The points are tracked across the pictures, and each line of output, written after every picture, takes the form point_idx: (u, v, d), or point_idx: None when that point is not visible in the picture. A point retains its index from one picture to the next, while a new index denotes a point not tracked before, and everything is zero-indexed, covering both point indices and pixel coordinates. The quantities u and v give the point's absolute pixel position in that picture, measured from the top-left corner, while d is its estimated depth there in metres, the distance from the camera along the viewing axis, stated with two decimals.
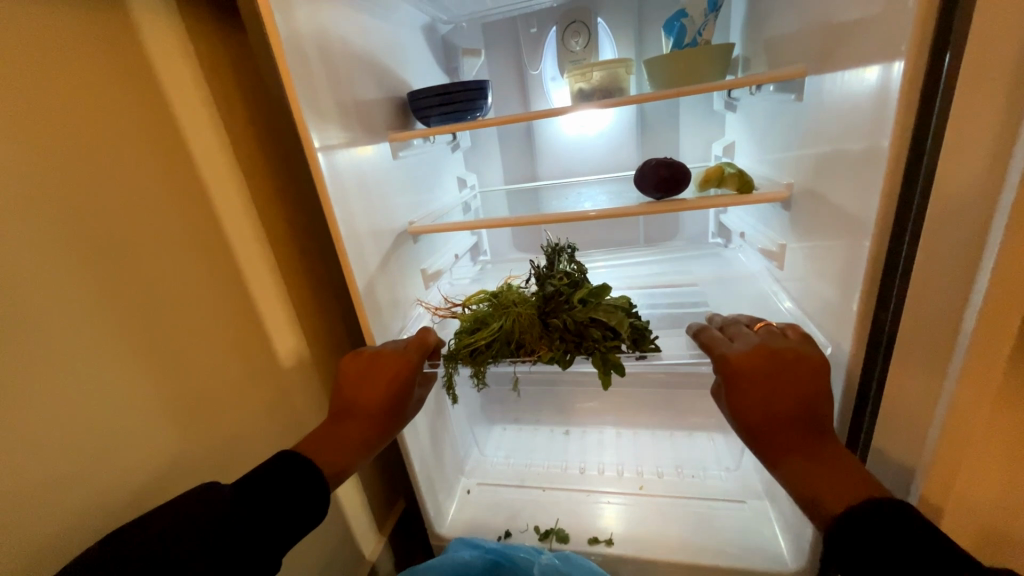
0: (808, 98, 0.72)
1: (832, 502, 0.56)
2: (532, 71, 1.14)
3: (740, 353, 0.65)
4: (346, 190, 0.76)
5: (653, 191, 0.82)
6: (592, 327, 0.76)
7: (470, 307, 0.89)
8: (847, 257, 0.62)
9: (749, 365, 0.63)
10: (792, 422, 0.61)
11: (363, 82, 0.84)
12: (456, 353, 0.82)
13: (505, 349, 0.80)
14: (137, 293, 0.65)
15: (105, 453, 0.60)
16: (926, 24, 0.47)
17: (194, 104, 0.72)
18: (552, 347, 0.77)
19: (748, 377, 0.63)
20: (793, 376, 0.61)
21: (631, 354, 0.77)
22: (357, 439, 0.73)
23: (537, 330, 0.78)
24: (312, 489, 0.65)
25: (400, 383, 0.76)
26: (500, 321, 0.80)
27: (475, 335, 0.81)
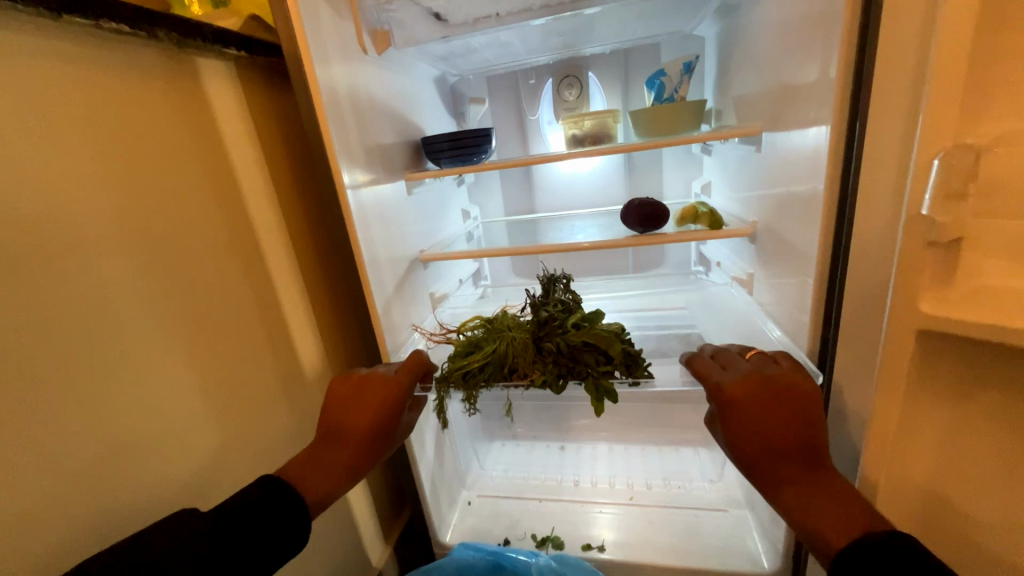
0: (765, 149, 0.85)
1: (836, 537, 0.58)
2: (530, 117, 1.27)
3: (736, 384, 0.67)
4: (369, 222, 0.87)
5: (637, 226, 0.93)
6: (585, 352, 0.85)
7: (466, 331, 0.97)
8: (799, 284, 0.73)
9: (746, 397, 0.66)
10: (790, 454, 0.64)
11: (384, 128, 0.96)
12: (448, 376, 0.89)
13: (498, 372, 0.87)
14: (193, 310, 0.74)
15: (160, 451, 0.69)
16: (844, 101, 0.59)
17: (243, 148, 0.83)
18: (543, 371, 0.85)
19: (743, 407, 0.66)
20: (788, 408, 0.64)
21: (625, 380, 0.85)
22: (340, 467, 0.76)
23: (530, 355, 0.86)
24: (296, 515, 0.68)
25: (387, 412, 0.80)
26: (494, 344, 0.89)
27: (468, 358, 0.89)
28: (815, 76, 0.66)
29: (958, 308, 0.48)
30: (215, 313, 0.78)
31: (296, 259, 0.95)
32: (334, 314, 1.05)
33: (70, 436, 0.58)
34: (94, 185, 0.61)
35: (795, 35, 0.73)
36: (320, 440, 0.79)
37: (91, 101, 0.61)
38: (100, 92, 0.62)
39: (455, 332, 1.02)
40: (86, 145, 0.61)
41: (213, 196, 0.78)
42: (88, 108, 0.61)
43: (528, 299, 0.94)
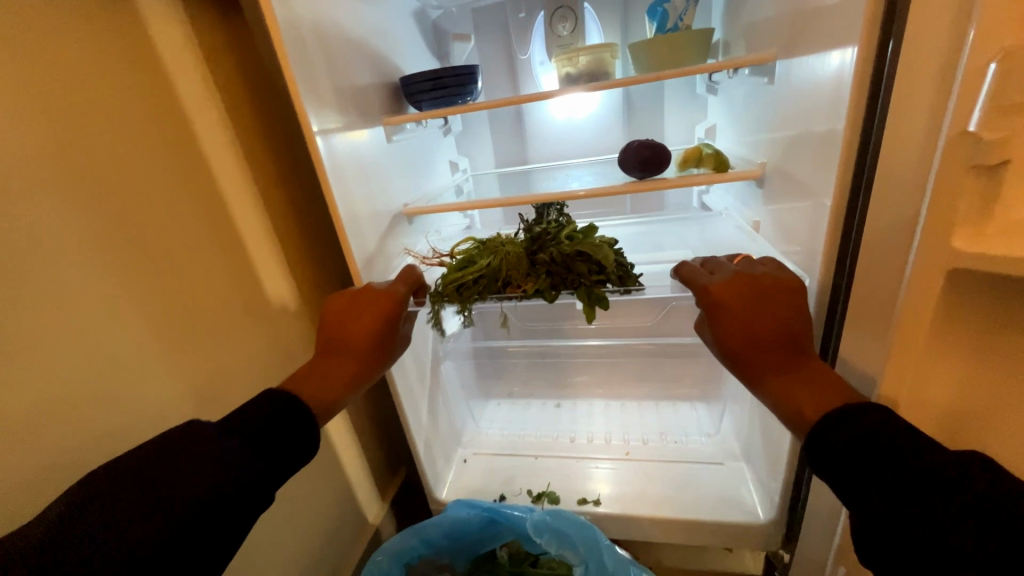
0: (780, 81, 0.76)
1: (813, 413, 0.59)
2: (521, 56, 1.17)
3: (721, 283, 0.67)
4: (344, 171, 0.80)
5: (636, 171, 0.86)
6: (577, 261, 0.86)
7: (457, 254, 0.95)
8: (811, 229, 0.67)
9: (732, 290, 0.66)
10: (774, 342, 0.64)
11: (357, 67, 0.86)
12: (442, 292, 0.89)
13: (492, 286, 0.87)
14: (159, 268, 0.69)
15: (135, 415, 0.66)
16: (877, 12, 0.51)
17: (199, 88, 0.74)
18: (537, 282, 0.87)
19: (729, 303, 0.66)
20: (772, 297, 0.65)
21: (618, 290, 0.86)
22: (345, 376, 0.76)
23: (523, 269, 0.87)
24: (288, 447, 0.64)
25: (387, 319, 0.80)
26: (488, 259, 0.89)
27: (463, 272, 0.89)
28: None
29: (998, 248, 0.43)
30: (184, 272, 0.73)
31: (271, 215, 0.88)
32: (318, 273, 1.00)
33: (26, 402, 0.54)
34: (26, 128, 0.54)
35: None
36: (321, 355, 0.78)
37: (8, 27, 0.53)
38: (18, 16, 0.54)
39: (447, 257, 1.01)
40: (10, 80, 0.53)
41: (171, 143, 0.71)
42: (8, 34, 0.53)
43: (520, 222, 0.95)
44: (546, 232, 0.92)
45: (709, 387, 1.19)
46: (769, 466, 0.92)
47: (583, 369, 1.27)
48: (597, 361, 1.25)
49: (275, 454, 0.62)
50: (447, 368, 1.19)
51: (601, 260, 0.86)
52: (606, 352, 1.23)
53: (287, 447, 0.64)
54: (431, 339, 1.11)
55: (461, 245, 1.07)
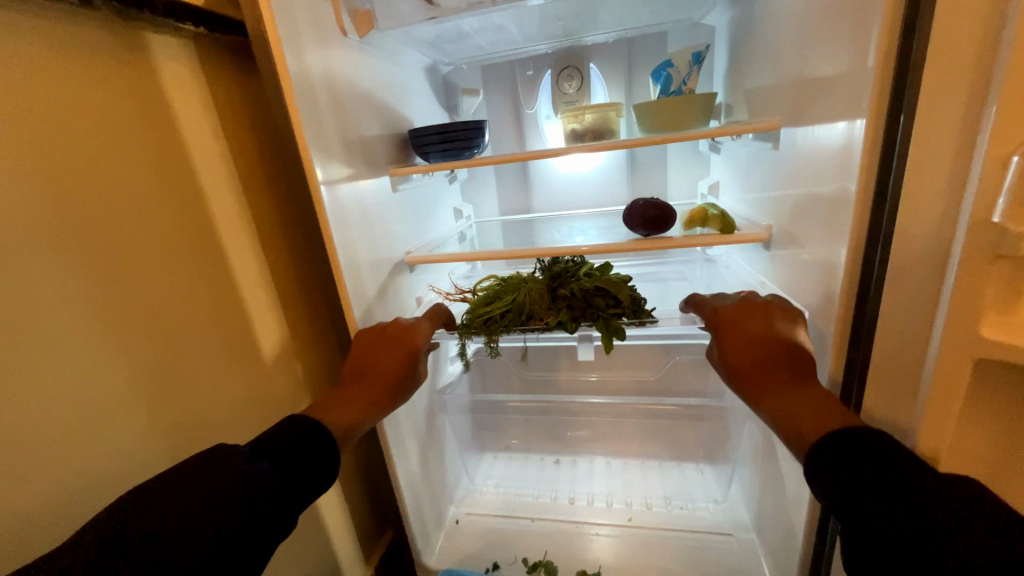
0: (784, 147, 0.77)
1: (810, 431, 0.56)
2: (527, 110, 1.20)
3: (724, 307, 0.74)
4: (347, 221, 0.79)
5: (641, 229, 0.85)
6: (596, 295, 0.89)
7: (481, 290, 0.99)
8: (824, 296, 0.66)
9: (735, 313, 0.72)
10: (774, 359, 0.65)
11: (368, 120, 0.88)
12: (470, 324, 0.91)
13: (517, 319, 0.90)
14: (151, 316, 0.66)
15: (107, 475, 0.61)
16: (883, 90, 0.52)
17: (212, 139, 0.75)
18: (559, 315, 0.88)
19: (731, 323, 0.71)
20: (774, 319, 0.69)
21: (632, 322, 0.88)
22: (364, 403, 0.75)
23: (546, 302, 0.89)
24: (310, 465, 0.63)
25: (412, 350, 0.82)
26: (513, 295, 0.92)
27: (490, 306, 0.92)
28: (846, 63, 0.59)
29: None
30: (177, 320, 0.70)
31: (272, 263, 0.87)
32: (317, 322, 0.97)
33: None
34: (30, 174, 0.53)
35: (820, 18, 0.65)
36: (347, 383, 0.79)
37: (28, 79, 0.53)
38: (39, 69, 0.54)
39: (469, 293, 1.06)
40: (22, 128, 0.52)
41: (177, 191, 0.70)
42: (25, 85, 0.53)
43: (538, 261, 0.99)
44: (566, 270, 0.96)
45: (716, 448, 1.13)
46: (783, 543, 0.86)
47: (585, 424, 1.21)
48: (600, 418, 1.19)
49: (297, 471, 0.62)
50: (441, 419, 1.14)
51: (618, 295, 0.89)
52: (611, 409, 1.17)
53: (307, 465, 0.63)
54: (427, 388, 1.07)
55: (482, 282, 1.12)
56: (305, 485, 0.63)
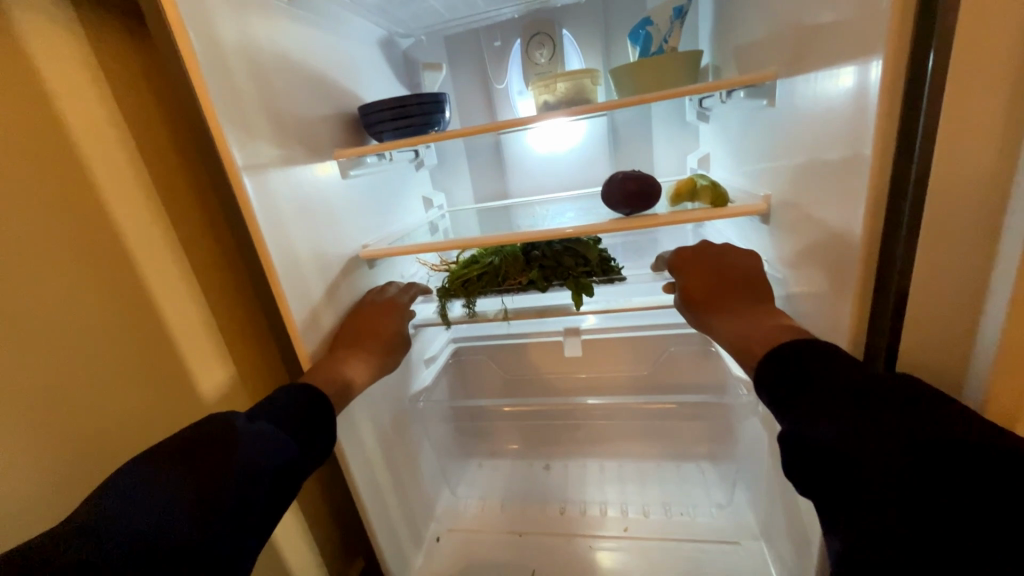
0: (782, 103, 0.66)
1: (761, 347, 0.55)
2: (497, 85, 1.09)
3: (680, 250, 0.73)
4: (281, 212, 0.68)
5: (622, 207, 0.75)
6: (567, 256, 0.85)
7: (460, 258, 0.95)
8: (836, 276, 0.56)
9: (688, 254, 0.72)
10: (726, 287, 0.65)
11: (304, 97, 0.77)
12: (449, 287, 0.86)
13: (493, 281, 0.85)
14: (28, 339, 0.55)
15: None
16: (905, 19, 0.42)
17: (110, 127, 0.64)
18: (530, 275, 0.84)
19: (686, 262, 0.71)
20: (726, 257, 0.69)
21: (601, 282, 0.84)
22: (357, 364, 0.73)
23: (521, 263, 0.84)
24: (320, 431, 0.61)
25: (393, 318, 0.82)
26: (492, 257, 0.88)
27: (468, 269, 0.88)
28: None
29: None
30: (65, 343, 0.59)
31: (203, 268, 0.76)
32: (265, 332, 0.86)
33: None
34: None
35: None
36: (341, 345, 0.75)
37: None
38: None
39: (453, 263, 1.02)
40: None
41: (58, 189, 0.59)
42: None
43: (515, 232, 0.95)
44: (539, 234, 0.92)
45: (718, 445, 1.04)
46: (795, 552, 0.77)
47: (577, 426, 1.14)
48: (591, 420, 1.12)
49: (295, 430, 0.59)
50: (416, 430, 1.04)
51: (587, 254, 0.85)
52: (599, 410, 1.09)
53: (318, 430, 0.61)
54: (397, 396, 0.97)
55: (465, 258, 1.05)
56: (316, 447, 0.60)
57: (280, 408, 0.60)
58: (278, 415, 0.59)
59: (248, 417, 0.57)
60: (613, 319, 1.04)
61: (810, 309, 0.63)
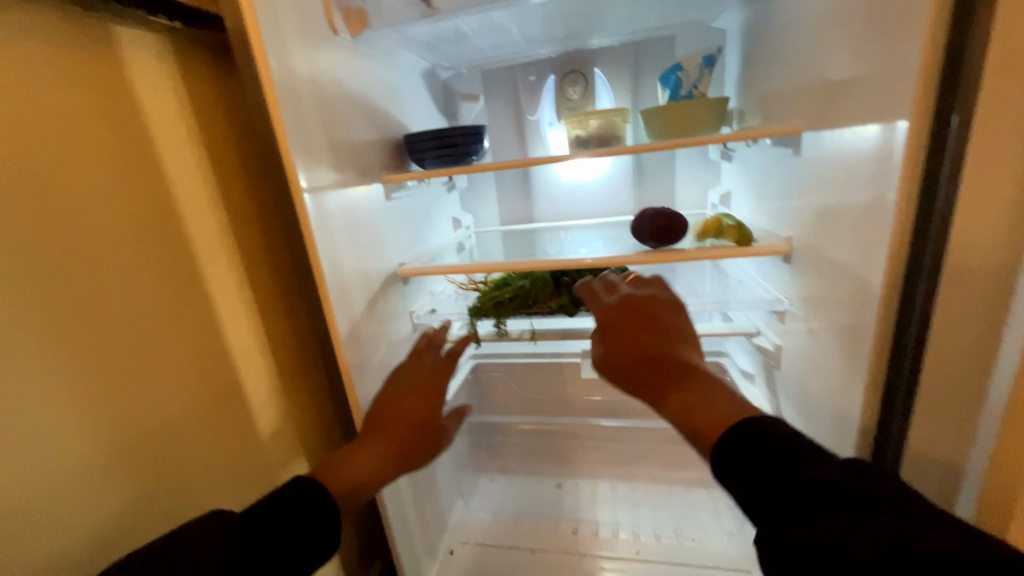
0: (806, 153, 0.71)
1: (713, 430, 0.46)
2: (529, 116, 1.15)
3: (612, 303, 0.62)
4: (333, 231, 0.73)
5: (650, 240, 0.79)
6: None
7: (489, 279, 1.00)
8: (855, 318, 0.59)
9: (620, 310, 0.60)
10: (647, 360, 0.54)
11: (357, 124, 0.82)
12: (481, 307, 0.90)
13: (523, 303, 0.90)
14: (109, 336, 0.59)
15: (42, 537, 0.52)
16: (927, 92, 0.46)
17: (185, 145, 0.69)
18: (559, 300, 0.88)
19: (614, 321, 0.59)
20: (652, 313, 0.59)
21: None
22: (381, 457, 0.69)
23: (549, 288, 0.89)
24: (312, 536, 0.59)
25: (428, 401, 0.76)
26: (522, 280, 0.92)
27: (500, 291, 0.91)
28: (880, 61, 0.53)
29: None
30: (137, 341, 0.63)
31: (254, 277, 0.81)
32: (302, 340, 0.91)
33: None
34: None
35: (844, 16, 0.60)
36: (366, 432, 0.71)
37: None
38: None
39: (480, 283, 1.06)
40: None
41: (140, 200, 0.63)
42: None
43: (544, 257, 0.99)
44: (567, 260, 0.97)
45: None
46: None
47: (589, 446, 1.17)
48: (604, 442, 1.15)
49: (290, 531, 0.58)
50: None
51: None
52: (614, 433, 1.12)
53: (307, 536, 0.58)
54: None
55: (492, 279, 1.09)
56: (305, 553, 0.58)
57: (276, 502, 0.59)
58: (271, 514, 0.58)
59: (241, 519, 0.57)
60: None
61: (828, 348, 0.66)
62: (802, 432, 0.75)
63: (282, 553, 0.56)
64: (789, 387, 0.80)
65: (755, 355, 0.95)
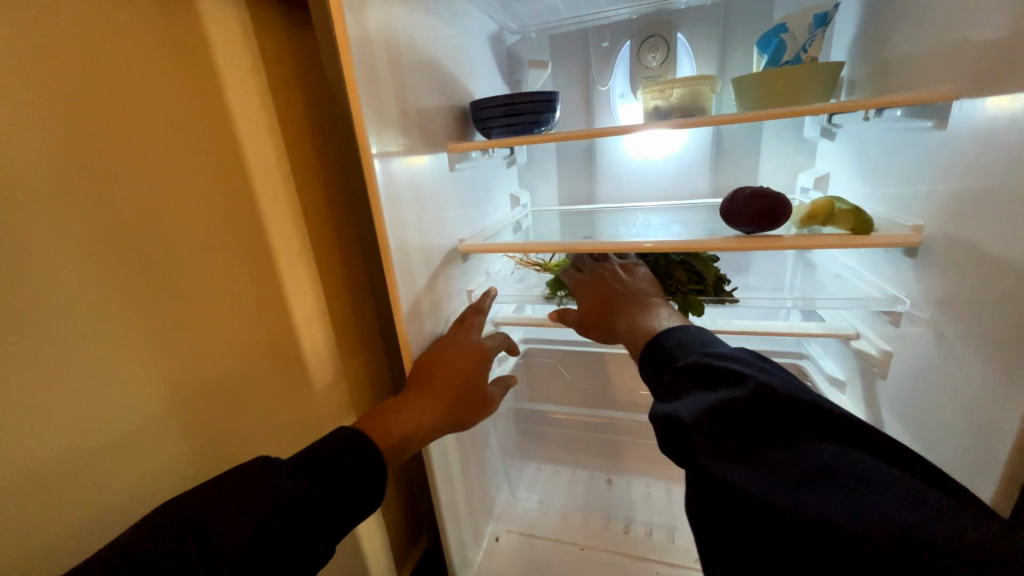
0: (953, 126, 0.59)
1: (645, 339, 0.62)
2: (600, 87, 1.07)
3: (582, 278, 0.78)
4: (399, 201, 0.69)
5: (745, 224, 0.70)
6: (678, 270, 0.81)
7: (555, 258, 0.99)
8: (1023, 327, 0.49)
9: (588, 283, 0.77)
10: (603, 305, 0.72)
11: (425, 88, 0.77)
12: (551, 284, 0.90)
13: None
14: (172, 296, 0.58)
15: (107, 495, 0.52)
16: None
17: (254, 105, 0.67)
18: None
19: (584, 289, 0.76)
20: (611, 278, 0.76)
21: (712, 301, 0.80)
22: (426, 417, 0.66)
23: None
24: (360, 493, 0.55)
25: (473, 367, 0.74)
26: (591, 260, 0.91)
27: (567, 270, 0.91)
28: None
29: None
30: (200, 303, 0.62)
31: (316, 246, 0.79)
32: (360, 313, 0.89)
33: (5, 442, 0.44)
34: (36, 125, 0.45)
35: None
36: (408, 390, 0.69)
37: (31, 12, 0.44)
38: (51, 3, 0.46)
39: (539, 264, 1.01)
40: (29, 69, 0.44)
41: (207, 158, 0.61)
42: (33, 16, 0.44)
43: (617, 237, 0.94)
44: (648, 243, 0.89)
45: None
46: None
47: (643, 443, 1.12)
48: (662, 441, 1.10)
49: (342, 492, 0.54)
50: (486, 426, 1.04)
51: (700, 271, 0.81)
52: None
53: (354, 491, 0.55)
54: None
55: (555, 259, 1.03)
56: (350, 508, 0.54)
57: (325, 456, 0.55)
58: (321, 467, 0.54)
59: (288, 471, 0.52)
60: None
61: (973, 360, 0.56)
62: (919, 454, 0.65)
63: (332, 511, 0.52)
64: (901, 399, 0.70)
65: (849, 360, 0.84)
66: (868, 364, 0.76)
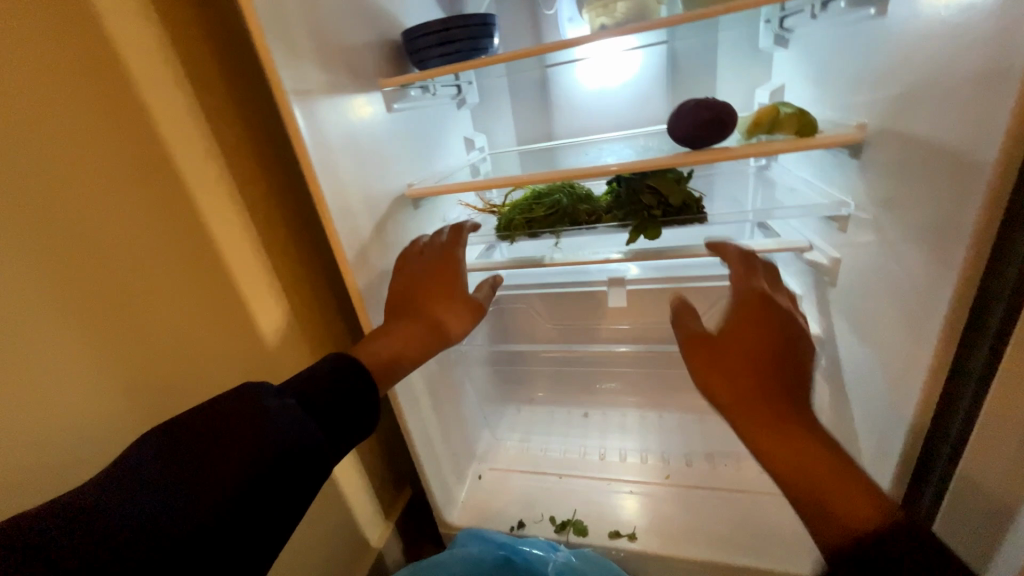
0: (891, 12, 0.56)
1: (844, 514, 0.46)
2: (546, 11, 1.01)
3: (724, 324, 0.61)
4: (330, 144, 0.65)
5: (692, 137, 0.68)
6: (647, 194, 0.77)
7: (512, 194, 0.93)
8: (953, 208, 0.50)
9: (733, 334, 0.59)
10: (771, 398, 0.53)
11: (346, 18, 0.71)
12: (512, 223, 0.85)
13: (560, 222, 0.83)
14: (104, 257, 0.57)
15: (55, 456, 0.53)
16: None
17: (155, 50, 0.61)
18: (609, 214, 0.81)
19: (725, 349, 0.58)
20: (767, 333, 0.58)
21: (683, 222, 0.77)
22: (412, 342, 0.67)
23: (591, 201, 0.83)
24: (350, 423, 0.57)
25: (443, 280, 0.72)
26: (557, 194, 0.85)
27: (533, 207, 0.85)
28: None
29: None
30: (136, 264, 0.60)
31: (251, 203, 0.75)
32: (310, 270, 0.87)
33: None
34: None
35: None
36: (391, 323, 0.69)
37: None
38: None
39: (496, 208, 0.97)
40: None
41: (118, 111, 0.58)
42: None
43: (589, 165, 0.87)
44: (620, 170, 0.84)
45: None
46: None
47: (613, 375, 1.15)
48: (631, 371, 1.13)
49: (336, 420, 0.56)
50: (459, 374, 1.05)
51: (669, 196, 0.76)
52: (641, 359, 1.09)
53: (346, 420, 0.57)
54: None
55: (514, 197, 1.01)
56: (338, 433, 0.56)
57: (318, 388, 0.56)
58: (314, 398, 0.55)
59: (278, 393, 0.54)
60: (653, 270, 1.03)
61: (911, 253, 0.56)
62: (867, 355, 0.67)
63: (327, 441, 0.54)
64: (848, 303, 0.71)
65: (804, 273, 0.85)
66: (820, 274, 0.77)
